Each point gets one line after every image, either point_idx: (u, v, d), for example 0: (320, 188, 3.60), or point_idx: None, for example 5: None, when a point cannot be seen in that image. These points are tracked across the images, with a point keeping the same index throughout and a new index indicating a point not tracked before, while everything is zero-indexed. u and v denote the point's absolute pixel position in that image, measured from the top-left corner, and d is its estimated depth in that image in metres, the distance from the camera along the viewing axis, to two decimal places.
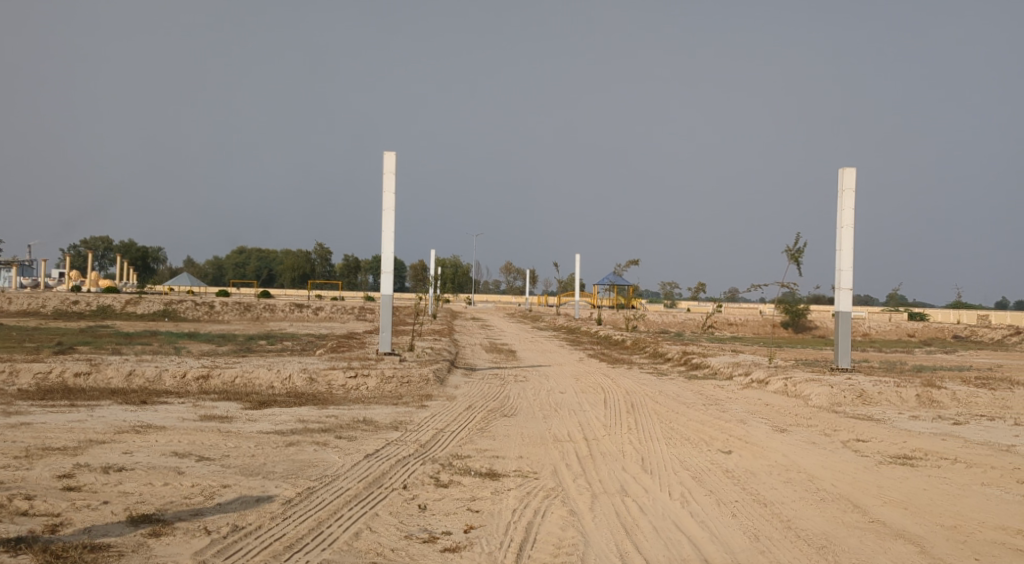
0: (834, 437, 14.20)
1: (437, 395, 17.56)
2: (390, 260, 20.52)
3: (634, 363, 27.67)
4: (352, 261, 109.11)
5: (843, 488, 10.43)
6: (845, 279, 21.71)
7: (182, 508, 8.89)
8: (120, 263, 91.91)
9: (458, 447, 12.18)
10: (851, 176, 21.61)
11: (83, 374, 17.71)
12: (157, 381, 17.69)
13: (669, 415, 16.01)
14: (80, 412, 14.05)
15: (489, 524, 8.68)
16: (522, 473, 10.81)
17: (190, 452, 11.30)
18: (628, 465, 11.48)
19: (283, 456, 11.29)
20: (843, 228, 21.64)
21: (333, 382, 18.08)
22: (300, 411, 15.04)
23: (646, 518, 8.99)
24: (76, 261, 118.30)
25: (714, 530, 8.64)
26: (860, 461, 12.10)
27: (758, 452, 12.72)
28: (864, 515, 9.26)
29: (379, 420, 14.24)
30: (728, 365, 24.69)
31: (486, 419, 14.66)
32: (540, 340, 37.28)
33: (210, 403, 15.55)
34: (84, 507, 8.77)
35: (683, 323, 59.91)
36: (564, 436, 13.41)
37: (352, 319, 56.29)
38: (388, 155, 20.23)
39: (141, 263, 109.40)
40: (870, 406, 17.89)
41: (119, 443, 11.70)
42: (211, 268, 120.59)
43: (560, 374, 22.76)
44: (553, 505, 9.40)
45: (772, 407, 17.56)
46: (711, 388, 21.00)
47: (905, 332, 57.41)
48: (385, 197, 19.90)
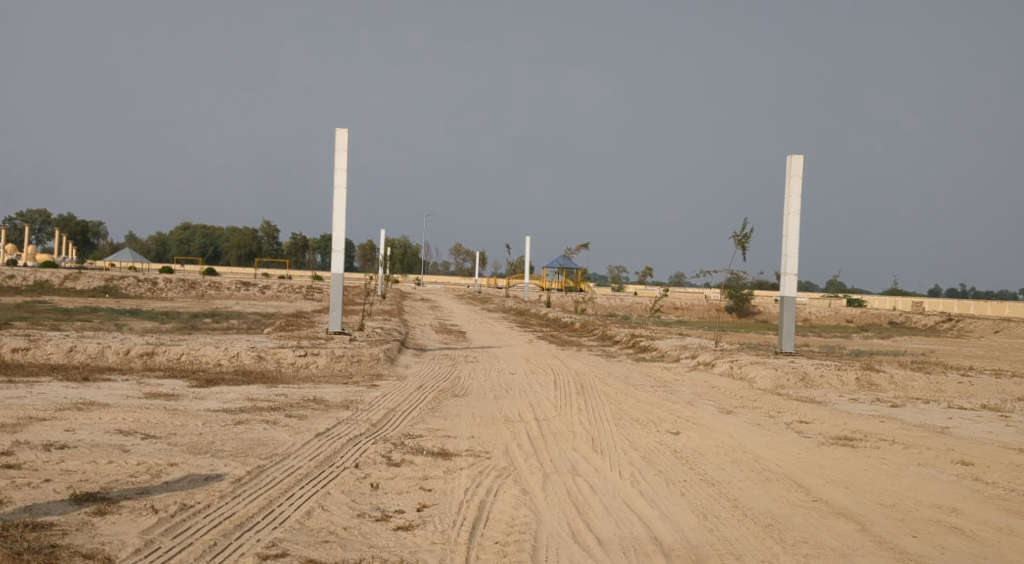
0: (778, 418, 14.52)
1: (388, 374, 17.52)
2: (341, 238, 20.36)
3: (583, 345, 27.89)
4: (300, 239, 107.95)
5: (787, 468, 10.67)
6: (790, 264, 22.11)
7: (128, 486, 8.75)
8: (60, 238, 89.64)
9: (409, 427, 12.16)
10: (798, 163, 21.97)
11: (22, 349, 17.29)
12: (100, 358, 17.35)
13: (618, 396, 16.19)
14: (20, 388, 13.71)
15: (442, 503, 8.70)
16: (473, 453, 10.84)
17: (135, 430, 11.11)
18: (578, 446, 11.59)
19: (231, 434, 11.15)
20: (789, 214, 22.00)
21: (281, 360, 17.92)
22: (249, 389, 14.89)
23: (597, 498, 9.10)
24: (14, 235, 115.16)
25: (664, 509, 8.79)
26: (803, 442, 12.38)
27: (706, 433, 12.93)
28: (808, 494, 9.49)
29: (330, 399, 14.16)
30: (675, 348, 25.02)
31: (437, 399, 14.68)
32: (489, 321, 37.40)
33: (155, 381, 15.31)
34: (24, 485, 8.58)
35: (630, 306, 60.48)
36: (515, 417, 13.49)
37: (300, 298, 55.73)
38: (340, 132, 19.99)
39: (81, 238, 106.84)
40: (812, 389, 18.31)
41: (61, 420, 11.45)
42: (155, 245, 118.27)
43: (510, 355, 22.86)
44: (505, 484, 9.45)
45: (718, 389, 17.87)
46: (658, 370, 21.27)
47: (844, 317, 58.76)
48: (337, 175, 19.69)
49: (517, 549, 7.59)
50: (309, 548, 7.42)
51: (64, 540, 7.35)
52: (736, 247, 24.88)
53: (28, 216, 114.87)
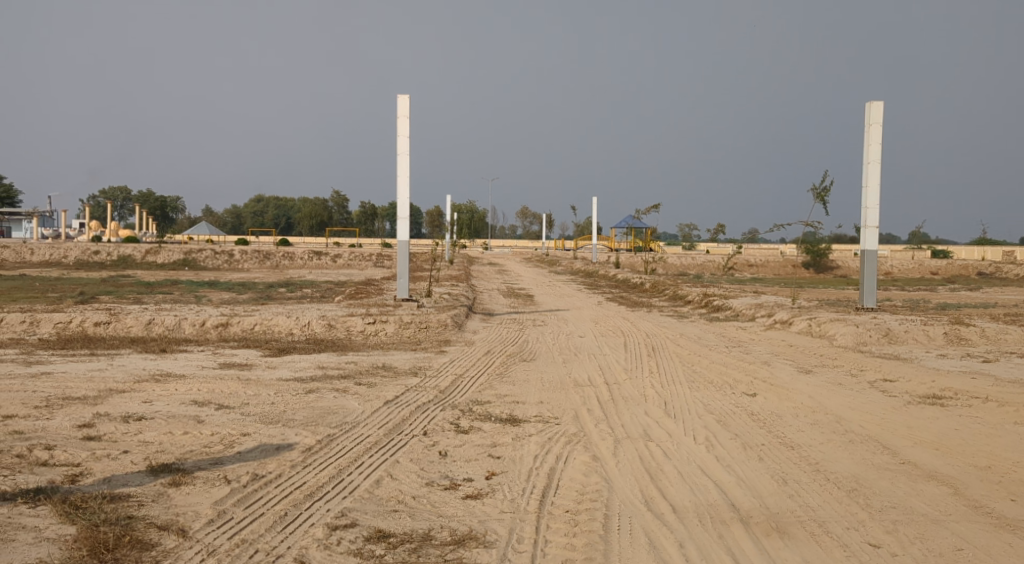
0: (861, 377, 14.03)
1: (456, 340, 17.48)
2: (406, 205, 20.30)
3: (655, 306, 27.48)
4: (369, 208, 108.92)
5: (871, 429, 10.27)
6: (871, 217, 21.29)
7: (202, 456, 8.83)
8: (139, 213, 92.11)
9: (477, 393, 12.06)
10: (879, 110, 21.05)
11: (103, 323, 17.72)
12: (177, 330, 17.69)
13: (691, 358, 15.86)
14: (101, 362, 14.04)
15: (511, 471, 8.57)
16: (542, 419, 10.68)
17: (210, 400, 11.23)
18: (650, 410, 11.34)
19: (302, 403, 11.21)
20: (870, 163, 21.15)
21: (351, 328, 18.02)
22: (320, 357, 15.00)
23: (671, 463, 8.86)
24: (96, 212, 118.97)
25: (741, 474, 8.50)
26: (889, 402, 11.92)
27: (784, 394, 12.54)
28: (895, 457, 9.08)
29: (399, 366, 14.17)
30: (751, 306, 24.43)
31: (506, 364, 14.57)
32: (558, 284, 37.19)
33: (229, 351, 15.53)
34: (103, 457, 8.71)
35: (702, 264, 59.52)
36: (584, 381, 13.28)
37: (370, 266, 56.29)
38: (402, 98, 19.84)
39: (160, 213, 109.76)
40: (897, 345, 17.66)
41: (139, 392, 11.65)
42: (229, 218, 120.73)
43: (580, 318, 22.64)
44: (575, 451, 9.28)
45: (797, 348, 17.38)
46: (733, 329, 20.80)
47: (929, 270, 56.82)
48: (400, 141, 19.57)
49: (589, 518, 7.41)
50: (378, 518, 7.37)
51: (140, 511, 7.43)
52: (815, 201, 24.09)
53: (109, 193, 118.33)
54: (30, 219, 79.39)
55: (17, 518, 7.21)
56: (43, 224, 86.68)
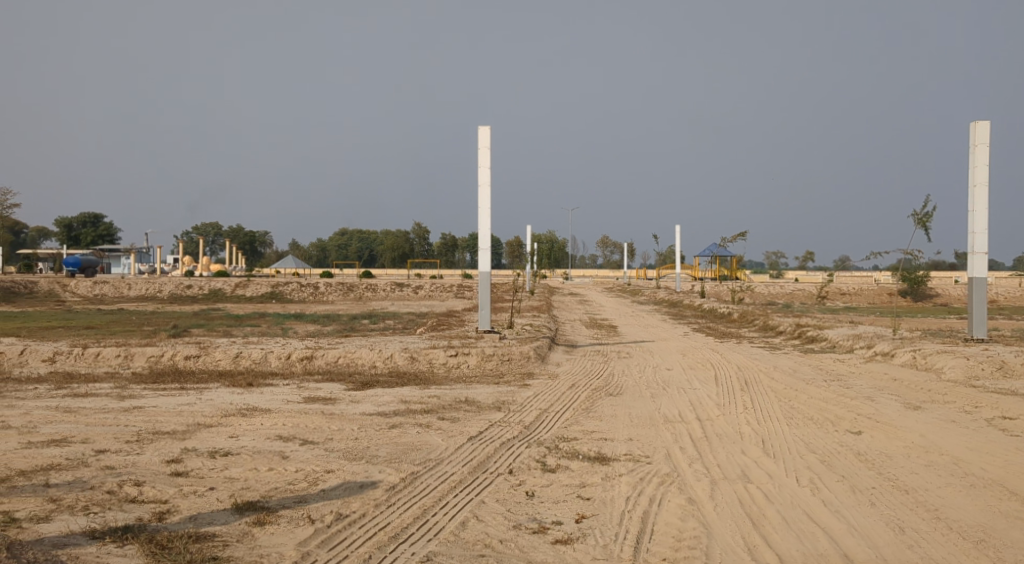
0: (976, 414, 13.25)
1: (540, 373, 17.19)
2: (488, 235, 20.18)
3: (744, 337, 26.70)
4: (451, 239, 109.86)
5: (994, 473, 9.83)
6: (979, 242, 20.27)
7: (287, 494, 8.69)
8: (230, 249, 94.77)
9: (563, 429, 11.71)
10: (984, 130, 20.12)
11: (193, 357, 17.98)
12: (264, 363, 17.84)
13: (786, 392, 15.20)
14: (190, 395, 14.19)
15: (602, 514, 8.21)
16: (633, 457, 10.28)
17: (294, 436, 11.16)
18: (746, 448, 10.84)
19: (386, 439, 11.05)
20: (976, 186, 20.19)
21: (434, 360, 17.88)
22: (403, 391, 14.87)
23: (774, 507, 8.49)
24: (189, 247, 123.24)
25: (852, 521, 8.16)
26: (1010, 442, 11.31)
27: (892, 432, 11.91)
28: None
29: (482, 400, 13.91)
30: (848, 337, 23.47)
31: (591, 399, 14.18)
32: (641, 314, 36.56)
33: (314, 384, 15.54)
34: (190, 493, 8.65)
35: (791, 293, 57.96)
36: (674, 417, 12.80)
37: (451, 297, 56.55)
38: (483, 129, 19.79)
39: (250, 246, 112.94)
40: (1012, 379, 16.66)
41: (225, 426, 11.66)
42: (315, 251, 123.39)
43: (666, 350, 22.12)
44: (669, 493, 8.87)
45: (902, 382, 16.56)
46: (830, 362, 20.01)
47: None
48: (481, 173, 19.49)
49: None
50: None
51: (225, 552, 7.30)
52: (917, 226, 23.12)
53: (202, 229, 122.57)
54: (128, 255, 82.31)
55: (105, 558, 7.15)
56: (139, 260, 90.02)
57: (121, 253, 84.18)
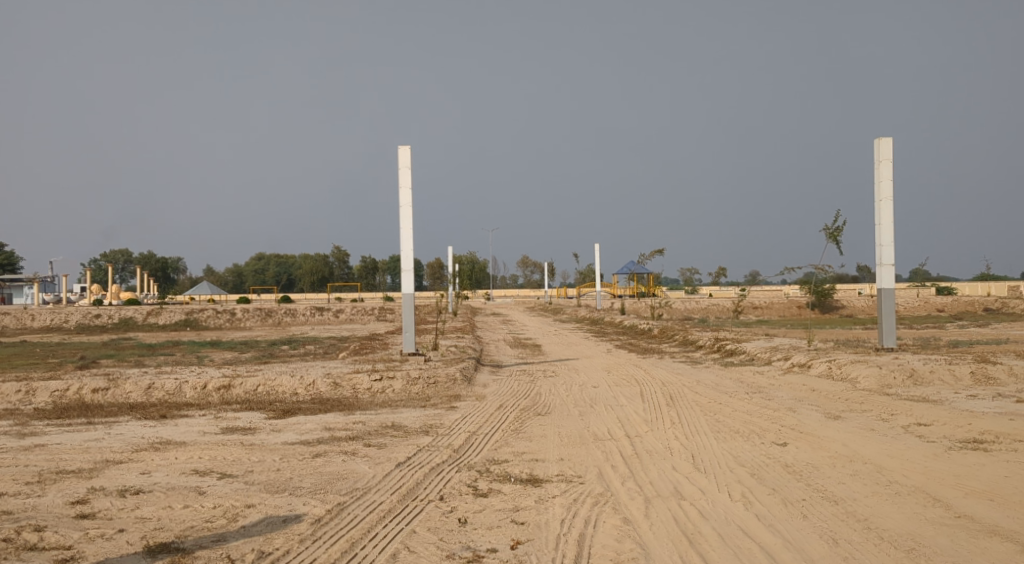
0: (893, 422, 13.49)
1: (466, 395, 16.88)
2: (410, 256, 19.82)
3: (665, 353, 26.87)
4: (370, 262, 108.69)
5: (917, 480, 9.95)
6: (886, 254, 20.80)
7: (204, 533, 8.19)
8: (141, 276, 91.88)
9: (493, 452, 11.45)
10: (887, 146, 20.71)
11: (101, 390, 17.10)
12: (178, 394, 17.08)
13: (711, 406, 15.24)
14: (99, 430, 13.43)
15: (537, 539, 7.99)
16: (565, 478, 10.07)
17: (212, 469, 10.61)
18: (678, 464, 10.74)
19: (310, 469, 10.60)
20: (881, 200, 20.75)
21: (357, 386, 17.42)
22: (326, 418, 14.38)
23: (709, 524, 8.38)
24: (97, 275, 119.36)
25: (788, 535, 8.09)
26: (928, 448, 11.54)
27: (816, 443, 11.98)
28: (948, 510, 8.82)
29: (408, 425, 13.53)
30: (765, 349, 23.82)
31: (519, 419, 13.94)
32: (563, 332, 36.62)
33: (231, 415, 14.90)
34: (98, 537, 8.09)
35: (707, 308, 58.98)
36: (604, 435, 12.66)
37: (372, 320, 55.75)
38: (403, 149, 19.49)
39: (162, 274, 109.74)
40: (924, 386, 17.09)
41: (137, 462, 11.02)
42: (231, 277, 120.59)
43: (591, 367, 22.08)
44: (604, 513, 8.68)
45: (820, 392, 16.81)
46: (750, 374, 20.24)
47: (934, 307, 56.45)
48: (402, 193, 19.17)
49: None
50: None
51: None
52: (827, 240, 23.65)
53: (110, 257, 118.60)
54: (31, 285, 79.05)
55: None
56: (44, 289, 86.40)
57: (24, 283, 80.72)
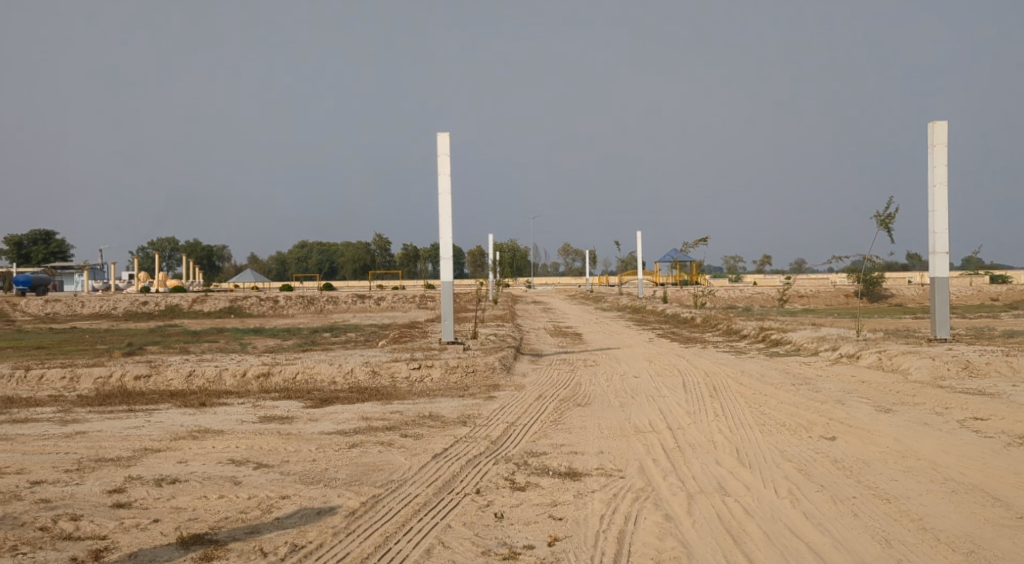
0: (947, 416, 13.01)
1: (505, 384, 16.69)
2: (449, 244, 19.63)
3: (709, 342, 26.43)
4: (412, 250, 108.99)
5: (974, 477, 9.54)
6: (940, 242, 20.18)
7: (237, 524, 8.09)
8: (187, 264, 93.20)
9: (531, 444, 11.23)
10: (942, 130, 20.05)
11: (143, 377, 17.19)
12: (218, 381, 17.11)
13: (756, 397, 14.87)
14: (138, 418, 13.46)
15: (576, 535, 7.76)
16: (605, 472, 9.81)
17: (248, 459, 10.53)
18: (721, 459, 10.42)
19: (346, 459, 10.48)
20: (935, 186, 20.12)
21: (396, 374, 17.32)
22: (363, 407, 14.28)
23: (754, 522, 8.08)
24: (145, 262, 121.55)
25: (837, 535, 7.77)
26: (985, 444, 11.09)
27: (866, 437, 11.58)
28: (1008, 510, 8.42)
29: (446, 415, 13.36)
30: (812, 339, 23.29)
31: (559, 410, 13.70)
32: (604, 321, 36.26)
33: (270, 403, 14.89)
34: (132, 527, 8.02)
35: (751, 296, 58.12)
36: (645, 427, 12.38)
37: (413, 308, 55.87)
38: (442, 136, 19.30)
39: (207, 262, 111.22)
40: (978, 379, 16.52)
41: (174, 451, 10.98)
42: (275, 264, 121.91)
43: (632, 357, 21.75)
44: (645, 509, 8.43)
45: (870, 384, 16.33)
46: (797, 365, 19.77)
47: (986, 296, 55.02)
48: (442, 180, 18.99)
49: None
50: None
51: None
52: (878, 228, 23.04)
53: (158, 245, 120.55)
54: (81, 272, 80.62)
55: None
56: (93, 276, 88.05)
57: (74, 270, 82.29)
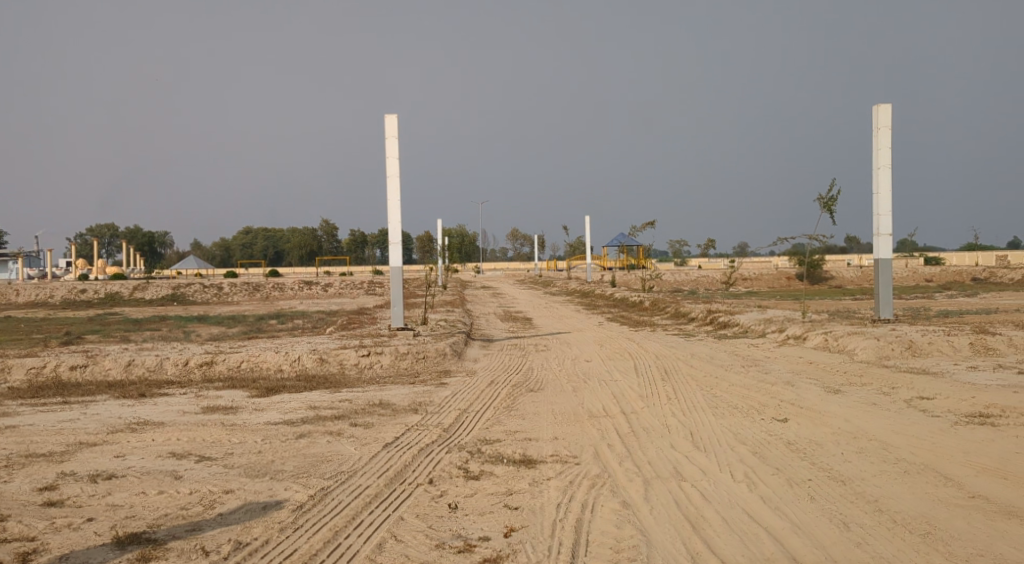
0: (894, 396, 13.10)
1: (456, 370, 16.43)
2: (398, 228, 19.25)
3: (658, 325, 26.50)
4: (359, 236, 107.90)
5: (925, 457, 9.56)
6: (884, 224, 20.37)
7: (178, 522, 7.72)
8: (127, 251, 90.95)
9: (484, 431, 10.99)
10: (886, 113, 20.22)
11: (79, 367, 16.56)
12: (159, 371, 16.57)
13: (708, 380, 14.83)
14: (74, 410, 12.92)
15: (532, 525, 7.55)
16: (560, 459, 9.63)
17: (190, 452, 10.13)
18: (676, 443, 10.30)
19: (293, 451, 10.13)
20: (880, 169, 20.29)
21: (344, 361, 16.95)
22: (311, 396, 13.92)
23: (712, 508, 7.96)
24: (83, 250, 118.60)
25: (795, 519, 7.67)
26: (933, 423, 11.16)
27: (818, 418, 11.57)
28: (961, 490, 8.43)
29: (397, 403, 13.06)
30: (759, 321, 23.41)
31: (511, 396, 13.49)
32: (553, 305, 36.17)
33: (213, 392, 14.42)
34: (64, 527, 7.61)
35: (697, 279, 58.59)
36: (599, 412, 12.23)
37: (361, 294, 55.19)
38: (390, 118, 18.88)
39: (149, 249, 108.71)
40: (922, 358, 16.73)
41: (112, 445, 10.51)
42: (218, 251, 119.61)
43: (582, 341, 21.67)
44: (602, 497, 8.25)
45: (818, 365, 16.42)
46: (745, 347, 19.87)
47: (922, 277, 56.30)
48: (390, 163, 18.58)
49: None
50: None
51: None
52: (822, 210, 23.22)
53: (97, 232, 117.48)
54: (15, 260, 78.21)
55: None
56: (28, 264, 85.36)
57: (8, 258, 79.69)
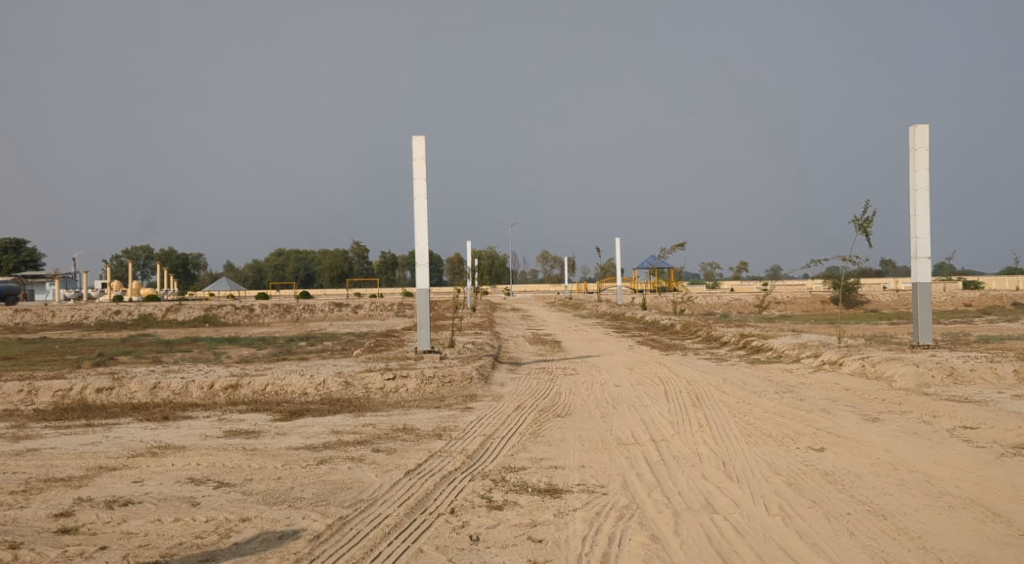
0: (936, 425, 12.62)
1: (482, 395, 16.14)
2: (425, 250, 19.07)
3: (689, 349, 26.05)
4: (390, 258, 108.23)
5: (970, 491, 9.12)
6: (922, 247, 19.87)
7: (191, 551, 7.51)
8: (162, 273, 91.95)
9: (509, 458, 10.71)
10: (924, 133, 19.78)
11: (105, 390, 16.49)
12: (184, 393, 16.45)
13: (740, 407, 14.41)
14: (97, 434, 12.80)
15: (556, 560, 7.25)
16: (587, 488, 9.31)
17: (209, 478, 9.93)
18: (708, 473, 9.95)
19: (313, 477, 9.90)
20: (917, 191, 19.82)
21: (370, 385, 16.74)
22: (335, 420, 13.71)
23: (745, 542, 7.61)
24: (118, 272, 120.22)
25: (833, 556, 7.30)
26: (978, 454, 10.69)
27: (856, 448, 11.16)
28: (1010, 527, 8.00)
29: (421, 428, 12.82)
30: (793, 346, 22.90)
31: (537, 422, 13.20)
32: (583, 329, 35.81)
33: (236, 416, 14.24)
34: (77, 555, 7.43)
35: (729, 303, 57.86)
36: (628, 439, 11.89)
37: (391, 316, 55.14)
38: (418, 139, 18.77)
39: (182, 271, 109.77)
40: (963, 386, 16.19)
41: (131, 469, 10.36)
42: (251, 273, 120.36)
43: (612, 365, 21.32)
44: (630, 529, 7.93)
45: (855, 392, 15.95)
46: (779, 373, 19.40)
47: (960, 302, 55.18)
48: (418, 185, 18.45)
49: None
50: None
51: None
52: (857, 232, 22.76)
53: (132, 253, 119.02)
54: (51, 281, 79.27)
55: None
56: (64, 285, 86.56)
57: (45, 279, 80.80)
